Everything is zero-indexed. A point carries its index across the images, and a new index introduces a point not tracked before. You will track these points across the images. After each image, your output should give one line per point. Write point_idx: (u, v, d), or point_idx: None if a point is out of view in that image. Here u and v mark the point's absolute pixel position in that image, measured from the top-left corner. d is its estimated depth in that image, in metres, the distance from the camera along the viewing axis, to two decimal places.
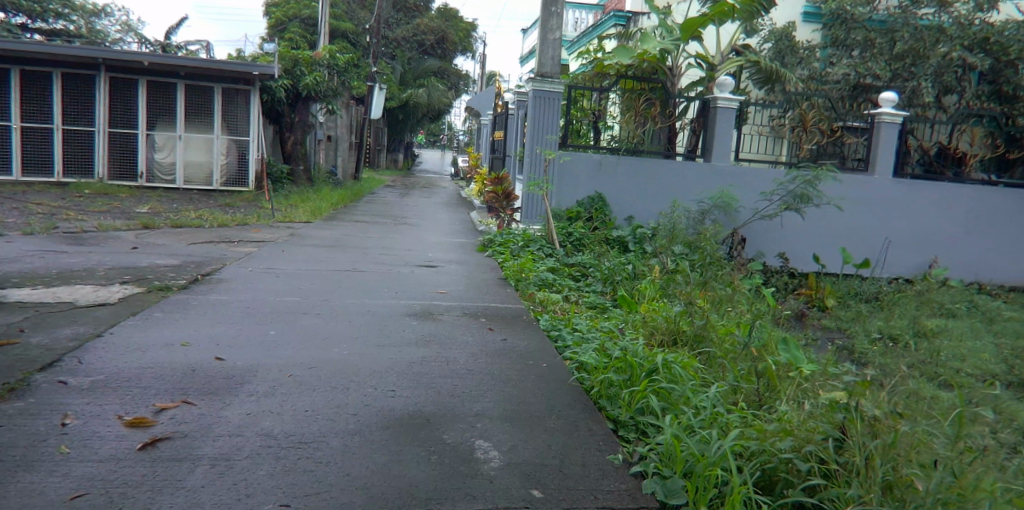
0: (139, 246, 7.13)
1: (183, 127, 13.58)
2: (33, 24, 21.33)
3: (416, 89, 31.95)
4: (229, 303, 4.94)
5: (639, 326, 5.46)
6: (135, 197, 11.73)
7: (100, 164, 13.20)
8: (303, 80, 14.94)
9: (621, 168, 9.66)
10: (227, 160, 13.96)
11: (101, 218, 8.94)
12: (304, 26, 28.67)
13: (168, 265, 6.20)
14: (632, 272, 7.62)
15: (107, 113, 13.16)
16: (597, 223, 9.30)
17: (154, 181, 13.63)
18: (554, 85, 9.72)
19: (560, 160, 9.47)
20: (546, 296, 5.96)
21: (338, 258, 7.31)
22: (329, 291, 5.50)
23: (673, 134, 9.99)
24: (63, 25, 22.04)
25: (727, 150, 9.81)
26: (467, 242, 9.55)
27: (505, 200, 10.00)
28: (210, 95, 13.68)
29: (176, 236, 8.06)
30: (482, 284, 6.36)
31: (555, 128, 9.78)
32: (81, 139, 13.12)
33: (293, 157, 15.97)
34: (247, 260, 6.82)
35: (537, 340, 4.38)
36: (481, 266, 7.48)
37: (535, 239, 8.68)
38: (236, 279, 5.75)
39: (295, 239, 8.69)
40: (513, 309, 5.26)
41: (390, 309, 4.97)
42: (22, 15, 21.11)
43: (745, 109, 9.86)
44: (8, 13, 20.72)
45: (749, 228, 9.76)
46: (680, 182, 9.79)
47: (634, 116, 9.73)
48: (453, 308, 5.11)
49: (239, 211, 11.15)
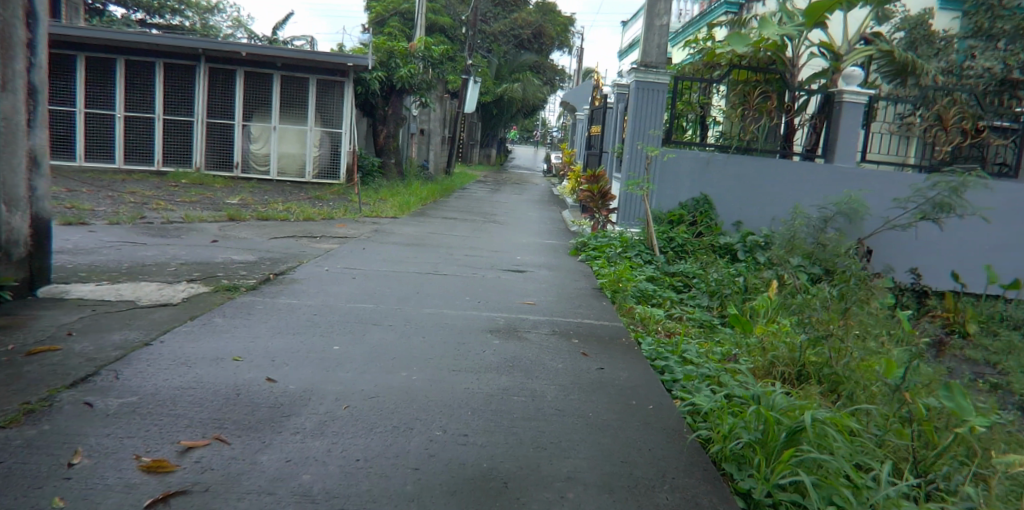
0: (218, 240, 7.03)
1: (277, 119, 13.73)
2: (152, 19, 22.54)
3: (511, 84, 31.53)
4: (296, 307, 4.54)
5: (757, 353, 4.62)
6: (229, 188, 11.91)
7: (198, 154, 13.56)
8: (397, 72, 14.79)
9: (730, 168, 8.70)
10: (320, 152, 14.00)
11: (190, 209, 9.01)
12: (402, 21, 28.92)
13: (243, 262, 5.96)
14: (742, 285, 6.72)
15: (206, 104, 13.49)
16: (701, 228, 8.40)
17: (248, 171, 13.88)
18: (660, 76, 8.74)
19: (664, 157, 8.65)
20: (646, 312, 5.22)
21: (419, 258, 6.86)
22: (404, 297, 5.02)
23: (790, 131, 8.93)
24: (179, 21, 23.26)
25: (852, 150, 8.64)
26: (557, 244, 8.91)
27: (601, 200, 9.22)
28: (305, 86, 13.75)
29: (258, 229, 7.94)
30: (574, 294, 5.68)
31: (658, 122, 8.86)
32: (183, 130, 13.53)
33: (385, 150, 15.91)
34: (325, 258, 6.50)
35: (641, 372, 3.64)
36: (572, 272, 6.80)
37: (632, 243, 7.88)
38: (307, 280, 5.39)
39: (378, 235, 8.36)
40: (609, 327, 4.55)
41: (470, 322, 4.40)
42: (142, 12, 22.32)
43: (874, 104, 8.59)
44: (130, 10, 21.99)
45: (879, 238, 8.43)
46: (799, 185, 8.71)
47: (744, 111, 8.71)
48: (541, 324, 4.46)
49: (327, 205, 11.04)
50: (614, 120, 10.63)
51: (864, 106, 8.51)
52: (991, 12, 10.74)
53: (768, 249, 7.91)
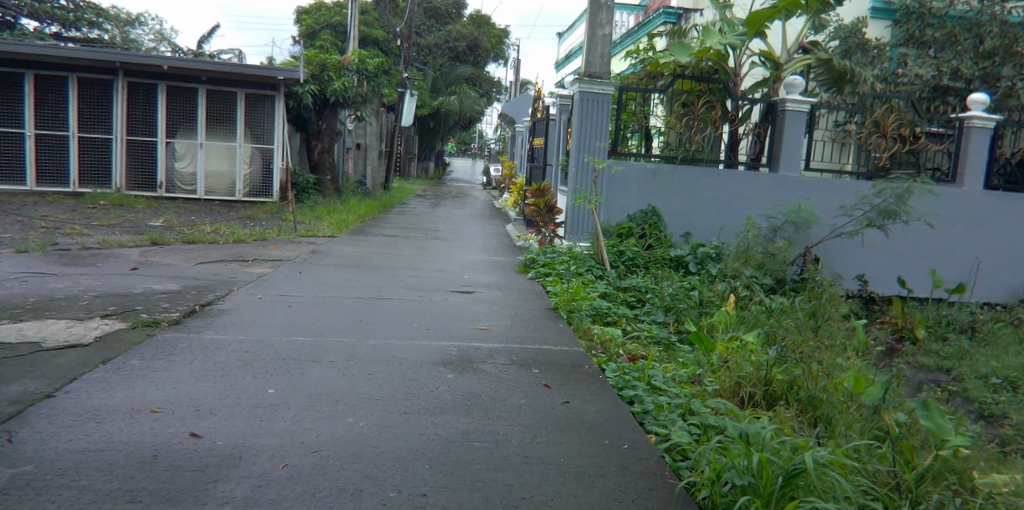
0: (138, 268, 6.39)
1: (204, 135, 12.96)
2: (67, 33, 21.06)
3: (448, 96, 31.30)
4: (226, 342, 4.05)
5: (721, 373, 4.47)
6: (151, 208, 11.10)
7: (118, 175, 12.61)
8: (331, 85, 14.27)
9: (677, 179, 8.67)
10: (251, 170, 13.32)
11: (107, 234, 8.25)
12: (335, 34, 28.28)
13: (165, 292, 5.38)
14: (696, 299, 6.62)
15: (125, 120, 12.57)
16: (650, 240, 8.30)
17: (173, 191, 13.03)
18: (604, 87, 8.65)
19: (611, 170, 8.53)
20: (604, 333, 4.99)
21: (361, 281, 6.43)
22: (346, 327, 4.60)
23: (734, 142, 9.00)
24: (97, 33, 21.87)
25: (795, 158, 8.77)
26: (506, 261, 8.62)
27: (548, 214, 8.96)
28: (233, 101, 13.05)
29: (183, 254, 7.32)
30: (529, 316, 5.39)
31: (604, 134, 8.73)
32: (99, 147, 12.56)
33: (320, 166, 15.28)
34: (258, 284, 5.98)
35: (611, 405, 3.36)
36: (523, 291, 6.52)
37: (583, 258, 7.68)
38: (238, 311, 4.88)
39: (316, 257, 7.86)
40: (569, 353, 4.26)
41: (422, 354, 4.02)
42: (57, 25, 20.82)
43: (815, 112, 8.74)
44: (43, 23, 20.50)
45: (825, 246, 8.52)
46: (745, 196, 8.77)
47: (689, 120, 8.69)
48: (497, 353, 4.14)
49: (259, 224, 10.42)
50: (557, 133, 10.47)
51: (806, 114, 8.67)
52: (921, 20, 11.28)
53: (719, 260, 7.89)
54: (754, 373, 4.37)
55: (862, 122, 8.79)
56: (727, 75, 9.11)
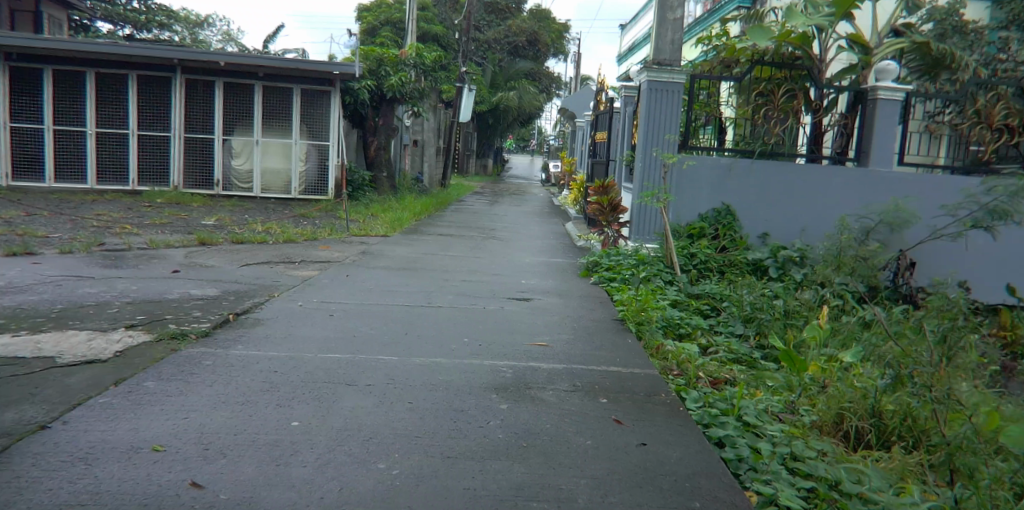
0: (181, 271, 6.17)
1: (260, 132, 12.90)
2: (140, 35, 21.61)
3: (506, 92, 30.88)
4: (253, 361, 3.67)
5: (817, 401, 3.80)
6: (207, 207, 11.06)
7: (175, 173, 12.71)
8: (388, 80, 14.07)
9: (754, 174, 7.91)
10: (306, 167, 13.19)
11: (157, 233, 8.14)
12: (395, 31, 28.26)
13: (203, 297, 5.08)
14: (780, 309, 5.90)
15: (183, 118, 12.65)
16: (724, 242, 7.62)
17: (230, 189, 13.04)
18: (674, 75, 7.93)
19: (682, 165, 7.84)
20: (680, 352, 4.40)
21: (410, 285, 6.00)
22: (389, 342, 4.14)
23: (817, 134, 8.15)
24: (167, 35, 22.43)
25: (887, 154, 7.89)
26: (565, 263, 8.05)
27: (611, 212, 8.39)
28: (289, 97, 12.94)
29: (229, 255, 7.09)
30: (593, 329, 4.82)
31: (675, 125, 8.02)
32: (158, 146, 12.66)
33: (376, 163, 15.07)
34: (301, 289, 5.61)
35: (698, 449, 2.75)
36: (584, 298, 5.95)
37: (650, 262, 7.07)
38: (275, 320, 4.51)
39: (366, 258, 7.50)
40: (641, 378, 3.67)
41: (471, 378, 3.51)
42: (130, 27, 21.35)
43: (912, 100, 7.85)
44: (117, 25, 21.09)
45: (925, 248, 7.58)
46: (832, 194, 7.95)
47: (768, 111, 7.97)
48: (558, 377, 3.58)
49: (311, 223, 10.20)
50: (622, 126, 9.82)
51: (901, 103, 7.80)
52: None
53: (804, 265, 7.12)
54: (857, 402, 3.68)
55: (961, 113, 7.85)
56: (810, 61, 8.17)
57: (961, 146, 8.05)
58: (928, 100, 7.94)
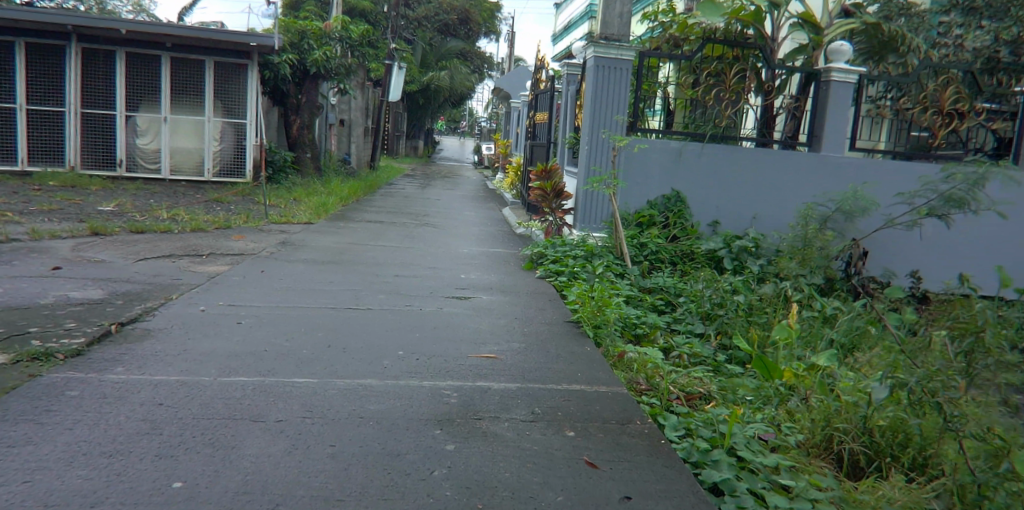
0: (63, 265, 5.10)
1: (168, 108, 11.61)
2: None
3: (437, 71, 29.88)
4: (134, 391, 2.81)
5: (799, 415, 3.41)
6: (106, 190, 9.80)
7: (71, 151, 11.27)
8: (311, 54, 13.05)
9: (704, 160, 7.60)
10: (221, 147, 12.05)
11: (38, 219, 6.98)
12: (320, 5, 26.67)
13: (83, 300, 4.15)
14: (738, 306, 5.58)
15: (79, 90, 11.21)
16: (674, 230, 7.29)
17: (135, 169, 11.71)
18: (623, 51, 7.46)
19: (633, 148, 7.40)
20: (646, 361, 3.97)
21: (335, 282, 5.28)
22: (309, 358, 3.44)
23: (767, 117, 7.88)
24: (73, 6, 20.18)
25: (839, 138, 7.73)
26: (507, 254, 7.46)
27: (555, 198, 7.84)
28: (201, 71, 11.72)
29: (125, 246, 6.01)
30: (544, 334, 4.26)
31: (623, 106, 7.55)
32: (49, 120, 11.17)
33: (299, 143, 13.98)
34: (206, 290, 4.77)
35: (693, 503, 2.22)
36: (531, 295, 5.39)
37: (600, 253, 6.63)
38: (169, 331, 3.68)
39: (285, 249, 6.66)
40: (606, 400, 3.13)
41: (407, 405, 2.88)
42: None
43: (862, 83, 7.68)
44: None
45: (874, 238, 7.45)
46: (780, 181, 7.74)
47: (719, 92, 7.61)
48: (513, 402, 3.00)
49: (225, 209, 9.21)
50: (565, 106, 9.28)
51: (854, 85, 7.63)
52: None
53: (758, 255, 6.85)
54: (845, 416, 3.29)
55: (904, 97, 7.80)
56: (763, 40, 7.91)
57: (904, 132, 7.99)
58: (872, 84, 7.76)
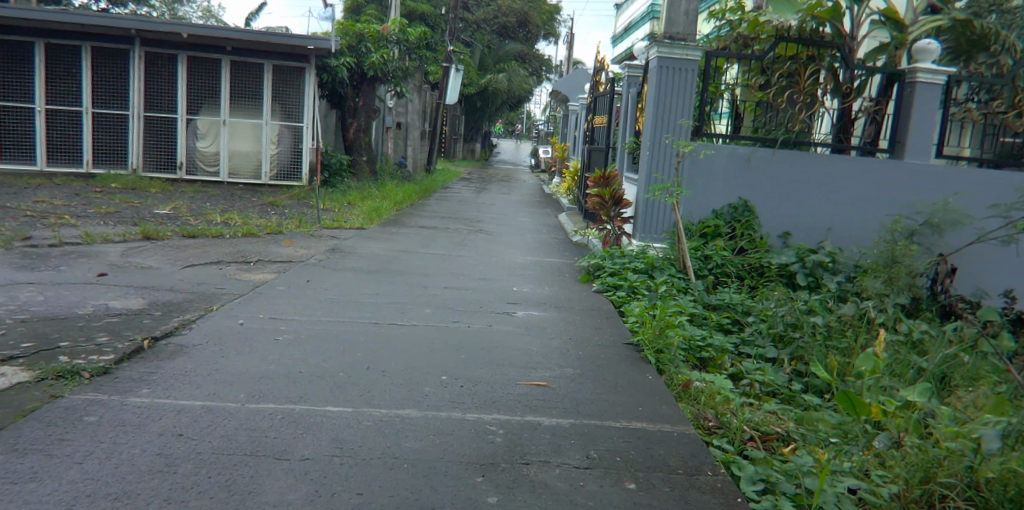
0: (110, 271, 5.07)
1: (228, 111, 11.77)
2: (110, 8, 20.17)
3: (495, 74, 29.76)
4: (154, 419, 2.63)
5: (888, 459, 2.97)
6: (165, 193, 9.96)
7: (134, 154, 11.57)
8: (368, 57, 13.02)
9: (776, 167, 7.08)
10: (278, 150, 12.14)
11: (96, 222, 7.04)
12: (381, 9, 26.97)
13: (122, 310, 4.06)
14: (814, 329, 5.10)
15: (142, 94, 11.48)
16: (741, 242, 6.81)
17: (195, 172, 11.93)
18: (689, 51, 7.00)
19: (698, 154, 6.95)
20: (715, 393, 3.58)
21: (382, 294, 5.06)
22: (346, 381, 3.19)
23: (844, 122, 7.34)
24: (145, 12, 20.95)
25: (925, 144, 7.08)
26: (562, 264, 7.13)
27: (613, 206, 7.50)
28: (260, 74, 11.83)
29: (174, 251, 5.99)
30: (601, 359, 3.90)
31: (688, 109, 7.10)
32: (115, 124, 11.49)
33: (355, 146, 14.02)
34: (248, 300, 4.62)
35: None
36: (586, 312, 5.04)
37: (662, 265, 6.23)
38: (203, 348, 3.51)
39: (334, 257, 6.51)
40: (673, 443, 2.74)
41: (447, 445, 2.57)
42: None
43: (953, 85, 7.03)
44: None
45: (967, 253, 6.76)
46: (859, 190, 7.15)
47: (792, 94, 7.10)
48: (566, 442, 2.65)
49: (279, 213, 9.19)
50: (625, 110, 8.87)
51: (941, 87, 6.98)
52: None
53: (835, 271, 6.30)
54: (948, 460, 2.80)
55: (992, 102, 7.16)
56: (841, 39, 7.32)
57: (990, 137, 7.39)
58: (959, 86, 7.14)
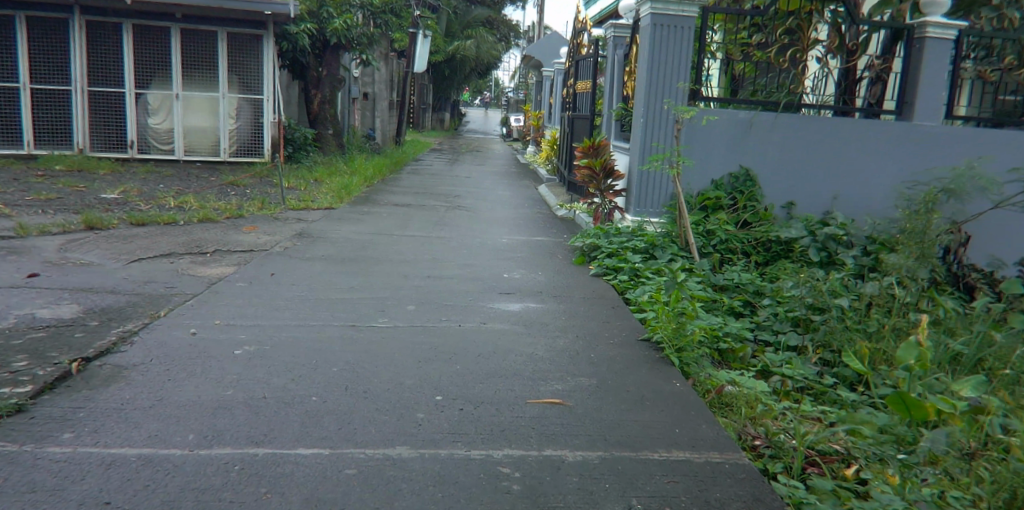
0: (41, 270, 4.38)
1: (180, 84, 10.86)
2: None
3: (463, 41, 28.76)
4: (76, 477, 2.04)
5: (960, 472, 2.57)
6: (114, 175, 9.14)
7: (79, 132, 10.62)
8: (331, 23, 12.11)
9: (778, 132, 6.60)
10: (237, 125, 11.29)
11: (30, 209, 6.26)
12: None
13: (51, 319, 3.40)
14: (837, 312, 4.67)
15: (84, 66, 10.49)
16: (744, 215, 6.34)
17: (147, 150, 11.04)
18: (686, 6, 6.37)
19: (699, 120, 6.42)
20: (753, 400, 3.17)
21: (357, 289, 4.47)
22: (322, 409, 2.63)
23: (848, 81, 6.89)
24: None
25: (935, 105, 6.67)
26: (552, 244, 6.61)
27: (604, 178, 6.96)
28: (214, 43, 10.90)
29: (119, 243, 5.29)
30: (614, 364, 3.41)
31: (686, 71, 6.50)
32: (55, 99, 10.51)
33: (319, 119, 13.22)
34: (203, 301, 3.99)
35: None
36: (587, 302, 4.53)
37: (664, 244, 5.73)
38: (149, 369, 2.91)
39: (302, 243, 5.88)
40: (723, 479, 2.26)
41: (453, 500, 2.03)
42: None
43: (963, 40, 6.64)
44: None
45: (981, 220, 6.39)
46: (865, 157, 6.73)
47: (794, 53, 6.58)
48: (601, 488, 2.14)
49: (240, 194, 8.46)
50: (611, 73, 8.26)
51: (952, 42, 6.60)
52: None
53: (848, 244, 5.88)
54: None
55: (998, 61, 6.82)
56: None
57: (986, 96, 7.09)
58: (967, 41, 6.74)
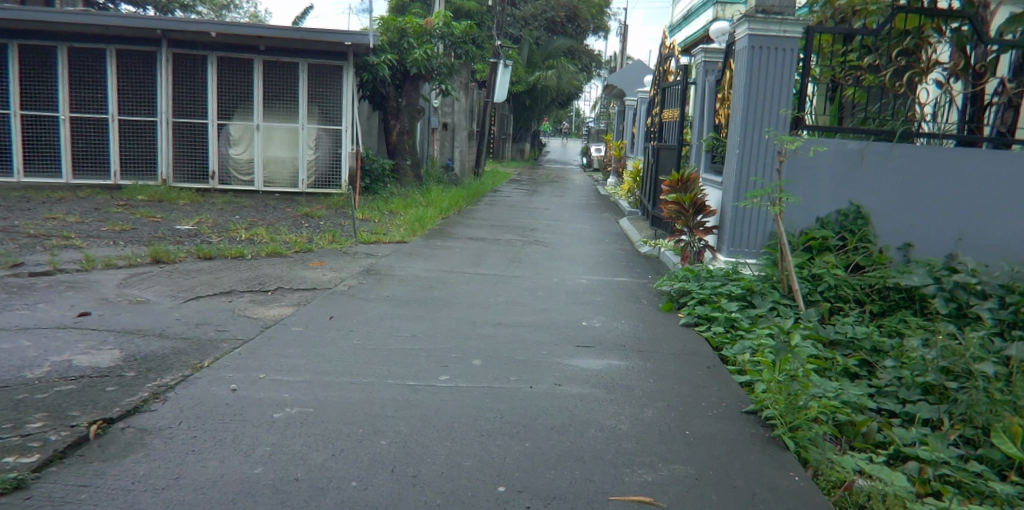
0: (96, 308, 4.23)
1: (262, 115, 11.06)
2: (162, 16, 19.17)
3: (544, 71, 28.71)
4: None
5: None
6: (194, 206, 9.29)
7: (164, 164, 10.98)
8: (411, 54, 12.13)
9: (896, 164, 5.78)
10: (316, 155, 11.39)
11: (106, 241, 6.29)
12: (426, 6, 26.18)
13: (87, 370, 3.16)
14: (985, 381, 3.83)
15: (172, 99, 10.86)
16: (856, 257, 5.52)
17: (228, 181, 11.31)
18: (788, 27, 5.71)
19: (803, 151, 5.72)
20: (897, 502, 2.47)
21: (417, 336, 4.07)
22: (360, 498, 2.19)
23: (975, 107, 6.03)
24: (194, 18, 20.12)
25: None
26: (634, 286, 6.02)
27: (694, 214, 6.34)
28: (296, 74, 11.07)
29: (179, 278, 5.13)
30: (717, 447, 2.79)
31: (788, 97, 5.82)
32: (145, 132, 10.92)
33: (398, 149, 13.24)
34: (251, 347, 3.69)
35: None
36: (678, 360, 3.92)
37: (763, 290, 5.01)
38: (174, 436, 2.57)
39: (367, 281, 5.58)
40: None
41: None
42: (152, 9, 18.82)
43: None
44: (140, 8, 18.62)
45: None
46: (1001, 193, 5.79)
47: (912, 77, 5.80)
48: None
49: (312, 227, 8.35)
50: (701, 100, 7.67)
51: None
52: None
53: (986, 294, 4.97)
54: None
55: None
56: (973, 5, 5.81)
57: None
58: None
